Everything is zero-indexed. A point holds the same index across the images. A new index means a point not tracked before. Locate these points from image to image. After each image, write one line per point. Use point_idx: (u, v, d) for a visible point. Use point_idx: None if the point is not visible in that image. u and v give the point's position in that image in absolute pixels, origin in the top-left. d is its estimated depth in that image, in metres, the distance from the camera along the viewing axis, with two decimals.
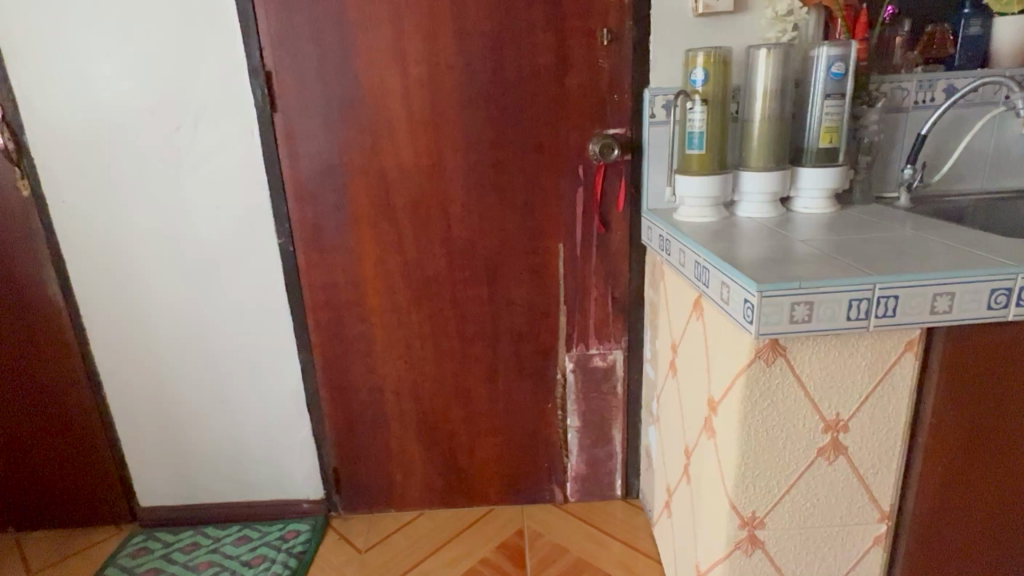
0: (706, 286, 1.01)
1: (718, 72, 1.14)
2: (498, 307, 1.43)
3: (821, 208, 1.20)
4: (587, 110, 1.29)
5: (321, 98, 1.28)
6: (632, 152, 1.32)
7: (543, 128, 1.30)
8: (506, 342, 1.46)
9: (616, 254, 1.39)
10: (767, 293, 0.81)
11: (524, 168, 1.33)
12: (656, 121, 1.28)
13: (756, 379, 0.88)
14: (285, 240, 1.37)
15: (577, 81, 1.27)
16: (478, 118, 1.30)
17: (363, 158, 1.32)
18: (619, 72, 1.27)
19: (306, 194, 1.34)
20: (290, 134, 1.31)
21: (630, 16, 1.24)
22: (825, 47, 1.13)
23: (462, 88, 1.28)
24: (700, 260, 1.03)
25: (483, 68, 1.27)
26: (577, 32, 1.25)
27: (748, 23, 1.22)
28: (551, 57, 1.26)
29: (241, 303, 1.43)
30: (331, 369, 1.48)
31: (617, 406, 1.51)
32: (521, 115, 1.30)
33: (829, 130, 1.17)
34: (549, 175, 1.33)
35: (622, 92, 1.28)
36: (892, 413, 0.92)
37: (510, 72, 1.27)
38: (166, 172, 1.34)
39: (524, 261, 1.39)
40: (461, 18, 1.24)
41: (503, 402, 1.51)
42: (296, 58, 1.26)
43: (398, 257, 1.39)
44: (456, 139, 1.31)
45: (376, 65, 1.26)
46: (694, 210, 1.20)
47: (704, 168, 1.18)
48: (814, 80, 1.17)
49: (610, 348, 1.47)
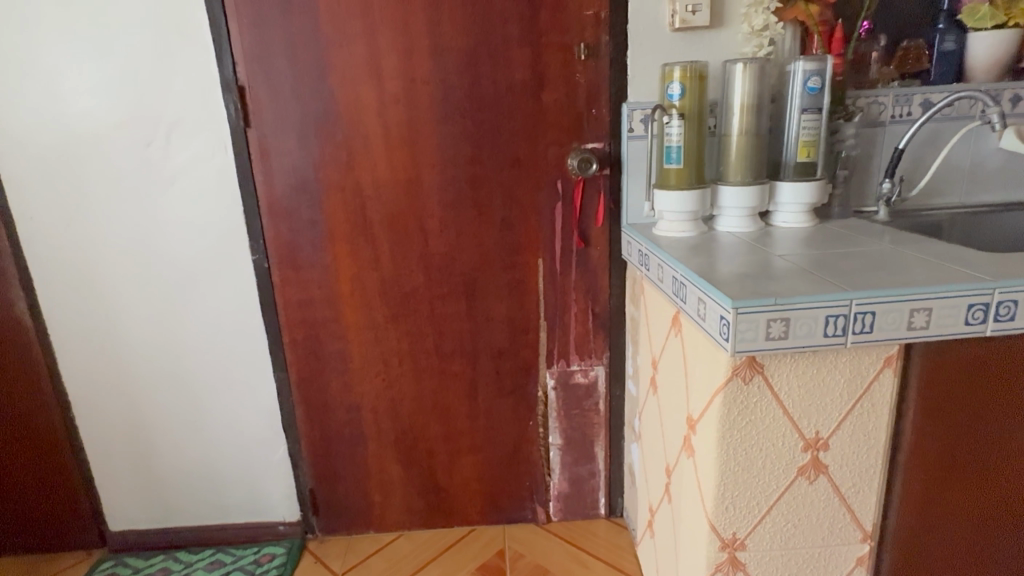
0: (684, 302, 0.99)
1: (694, 88, 1.13)
2: (478, 322, 1.41)
3: (798, 222, 1.21)
4: (565, 125, 1.28)
5: (295, 113, 1.26)
6: (610, 166, 1.30)
7: (523, 144, 1.29)
8: (486, 357, 1.44)
9: (596, 270, 1.38)
10: (742, 310, 0.80)
11: (502, 183, 1.31)
12: (635, 135, 1.27)
13: (734, 398, 0.87)
14: (260, 257, 1.34)
15: (556, 95, 1.27)
16: (455, 132, 1.28)
17: (340, 173, 1.30)
18: (597, 87, 1.26)
19: (281, 210, 1.32)
20: (264, 151, 1.28)
21: (606, 32, 1.23)
22: (801, 62, 1.13)
23: (438, 103, 1.27)
24: (679, 275, 1.02)
25: (459, 82, 1.26)
26: (554, 47, 1.24)
27: (725, 38, 1.22)
28: (528, 71, 1.25)
29: (215, 321, 1.40)
30: (307, 387, 1.45)
31: (599, 423, 1.49)
32: (499, 129, 1.28)
33: (806, 144, 1.16)
34: (528, 190, 1.32)
35: (600, 106, 1.27)
36: (872, 431, 0.90)
37: (487, 87, 1.26)
38: (137, 187, 1.31)
39: (503, 277, 1.38)
40: (437, 31, 1.23)
41: (483, 419, 1.48)
42: (270, 72, 1.24)
43: (375, 272, 1.37)
44: (433, 154, 1.30)
45: (351, 80, 1.25)
46: (674, 224, 1.19)
47: (681, 182, 1.17)
48: (790, 94, 1.16)
49: (591, 364, 1.44)
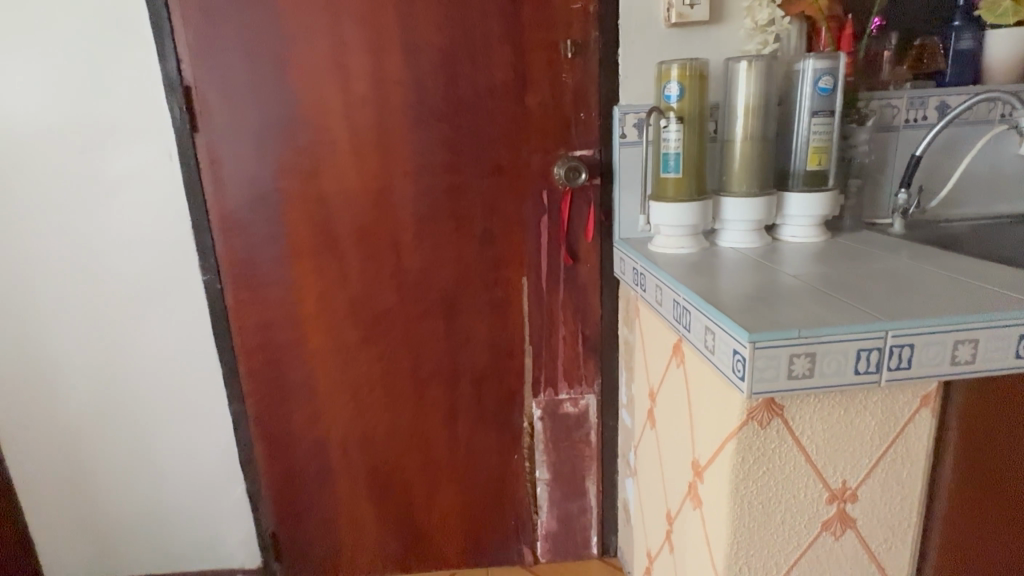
0: (688, 330, 0.87)
1: (695, 88, 1.01)
2: (456, 346, 1.27)
3: (809, 236, 1.10)
4: (551, 131, 1.16)
5: (249, 116, 1.13)
6: (601, 176, 1.18)
7: (505, 150, 1.17)
8: (466, 385, 1.30)
9: (586, 289, 1.25)
10: (761, 345, 0.68)
11: (482, 194, 1.19)
12: (628, 141, 1.15)
13: (750, 444, 0.74)
14: (212, 276, 1.20)
15: (540, 98, 1.15)
16: (429, 138, 1.16)
17: (301, 182, 1.16)
18: (586, 88, 1.14)
19: (235, 225, 1.18)
20: (214, 158, 1.14)
21: (596, 28, 1.12)
22: (811, 60, 1.02)
23: (410, 106, 1.14)
24: (681, 298, 0.90)
25: (434, 82, 1.13)
26: (538, 44, 1.12)
27: (725, 34, 1.11)
28: (510, 70, 1.13)
29: (164, 347, 1.26)
30: (267, 421, 1.30)
31: (591, 456, 1.36)
32: (479, 135, 1.16)
33: (817, 151, 1.05)
34: (510, 201, 1.20)
35: (590, 110, 1.16)
36: (907, 480, 0.78)
37: (464, 88, 1.14)
38: (74, 199, 1.17)
39: (484, 297, 1.24)
40: (408, 26, 1.10)
41: (464, 453, 1.35)
42: (220, 70, 1.10)
43: (343, 292, 1.22)
44: (405, 162, 1.17)
45: (313, 80, 1.12)
46: (672, 239, 1.08)
47: (680, 193, 1.05)
48: (800, 96, 1.05)
49: (582, 392, 1.32)
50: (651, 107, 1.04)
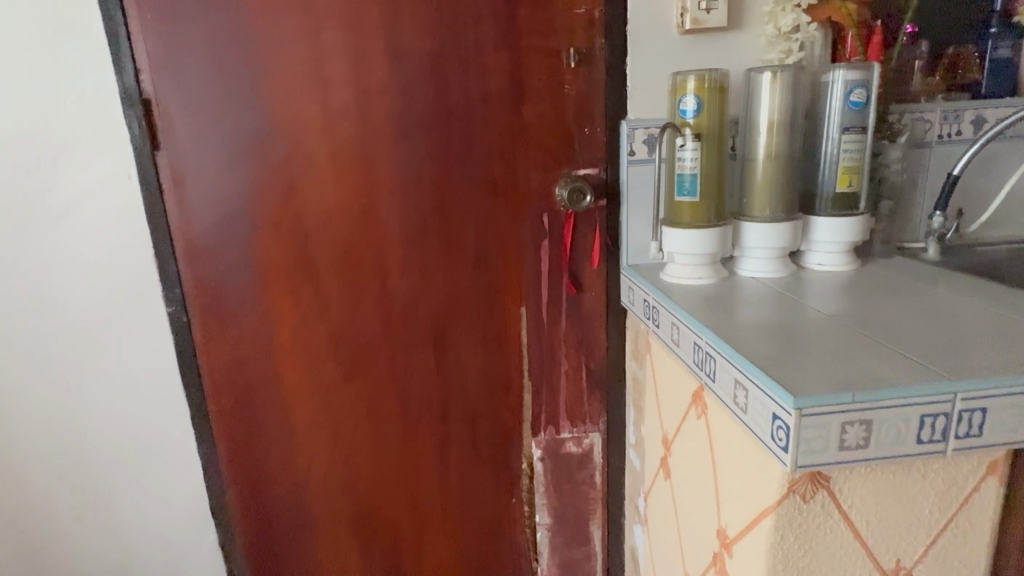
0: (714, 381, 0.76)
1: (714, 102, 0.91)
2: (448, 382, 1.15)
3: (837, 264, 0.99)
4: (552, 147, 1.06)
5: (217, 131, 1.01)
6: (607, 197, 1.08)
7: (502, 168, 1.06)
8: (459, 424, 1.18)
9: (590, 319, 1.14)
10: (809, 413, 0.57)
11: (476, 216, 1.08)
12: (637, 159, 1.05)
13: (790, 521, 0.64)
14: (177, 308, 1.08)
15: (540, 110, 1.04)
16: (417, 154, 1.04)
17: (276, 204, 1.05)
18: (590, 100, 1.04)
19: (202, 252, 1.06)
20: (178, 178, 1.03)
21: (600, 34, 1.01)
22: (841, 70, 0.92)
23: (396, 119, 1.03)
24: (704, 343, 0.78)
25: (422, 93, 1.02)
26: (538, 51, 1.02)
27: (743, 41, 1.00)
28: (507, 80, 1.02)
29: (122, 387, 1.12)
30: (240, 466, 1.17)
31: (595, 499, 1.25)
32: (472, 151, 1.05)
33: (847, 171, 0.95)
34: (507, 224, 1.08)
35: (594, 124, 1.05)
36: (969, 557, 0.68)
37: (456, 100, 1.03)
38: (15, 224, 1.03)
39: (478, 329, 1.13)
40: (394, 31, 1.00)
41: (457, 499, 1.22)
42: (183, 80, 0.99)
43: (323, 324, 1.10)
44: (390, 181, 1.05)
45: (288, 90, 1.00)
46: (687, 268, 0.97)
47: (697, 219, 0.95)
48: (828, 110, 0.95)
49: (586, 431, 1.21)
50: (665, 123, 0.94)
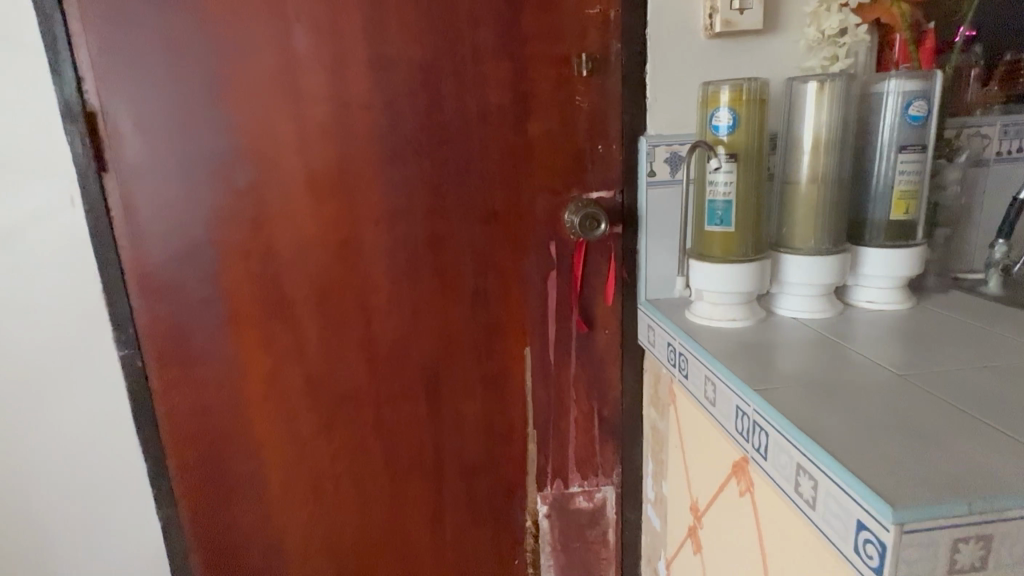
0: (766, 460, 0.61)
1: (753, 117, 0.77)
2: (443, 432, 1.01)
3: (890, 301, 0.86)
4: (560, 167, 0.93)
5: (174, 150, 0.87)
6: (623, 223, 0.95)
7: (504, 192, 0.93)
8: (455, 479, 1.04)
9: (603, 360, 1.01)
10: (912, 528, 0.45)
11: (474, 245, 0.94)
12: (657, 181, 0.92)
13: None
14: (129, 352, 0.93)
15: (546, 125, 0.91)
16: (407, 175, 0.91)
17: (243, 232, 0.90)
18: (604, 114, 0.91)
19: (158, 288, 0.91)
20: (129, 206, 0.88)
21: (616, 39, 0.89)
22: (897, 80, 0.79)
23: (383, 136, 0.89)
24: (752, 413, 0.64)
25: (413, 106, 0.89)
26: (546, 57, 0.88)
27: (779, 47, 0.88)
28: (509, 90, 0.89)
29: (65, 444, 0.96)
30: (204, 530, 1.02)
31: (608, 559, 1.11)
32: (471, 172, 0.92)
33: (904, 196, 0.82)
34: (510, 254, 0.95)
35: (608, 140, 0.92)
36: None
37: (451, 114, 0.89)
38: None
39: (477, 372, 0.99)
40: (381, 34, 0.86)
41: (454, 562, 1.08)
42: (134, 90, 0.85)
43: (298, 367, 0.96)
44: (375, 206, 0.91)
45: (257, 103, 0.86)
46: (719, 308, 0.83)
47: (729, 252, 0.82)
48: (880, 125, 0.82)
49: (597, 484, 1.07)
50: (694, 140, 0.81)
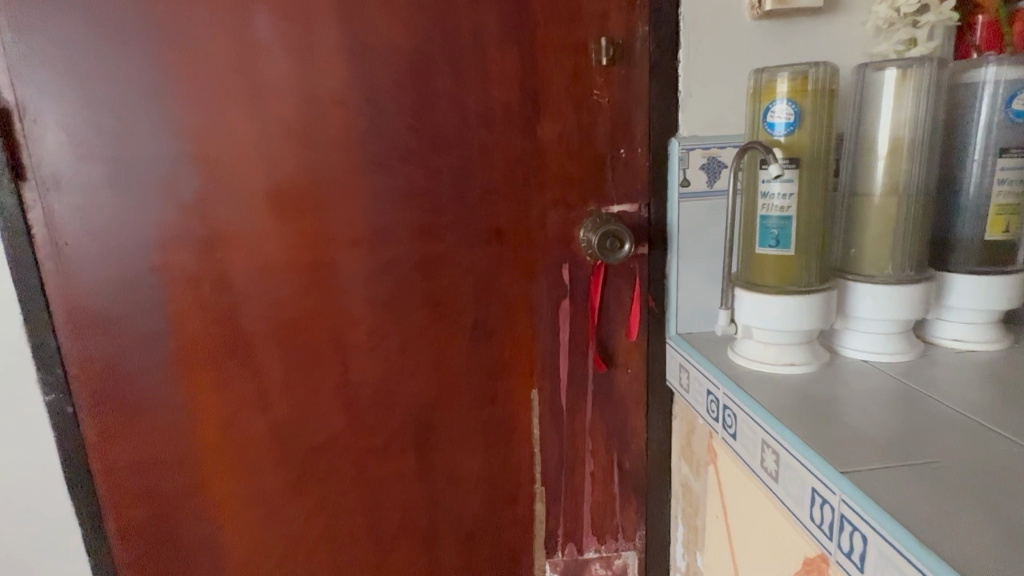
0: (865, 574, 0.47)
1: (820, 112, 0.62)
2: (436, 491, 0.85)
3: (983, 339, 0.69)
4: (575, 176, 0.77)
5: (107, 153, 0.71)
6: (649, 243, 0.80)
7: (509, 205, 0.77)
8: (450, 545, 0.87)
9: (624, 405, 0.85)
10: None
11: (472, 269, 0.78)
12: (690, 192, 0.77)
13: None
14: (56, 398, 0.77)
15: (559, 125, 0.75)
16: (393, 185, 0.75)
17: (193, 253, 0.74)
18: (628, 112, 0.76)
19: (91, 320, 0.75)
20: (54, 223, 0.72)
21: (643, 22, 0.74)
22: (996, 66, 0.64)
23: (362, 138, 0.73)
24: (839, 507, 0.49)
25: (400, 100, 0.73)
26: (560, 41, 0.73)
27: (836, 32, 0.74)
28: (516, 82, 0.74)
29: None
30: None
31: None
32: (470, 181, 0.76)
33: (1002, 211, 0.66)
34: (515, 279, 0.79)
35: (632, 143, 0.77)
36: None
37: (445, 111, 0.74)
38: None
39: (476, 420, 0.83)
40: (361, 13, 0.71)
41: None
42: (54, 80, 0.68)
43: (262, 417, 0.80)
44: (353, 223, 0.75)
45: (210, 97, 0.70)
46: (775, 349, 0.67)
47: (788, 282, 0.66)
48: (972, 122, 0.66)
49: (617, 549, 0.91)
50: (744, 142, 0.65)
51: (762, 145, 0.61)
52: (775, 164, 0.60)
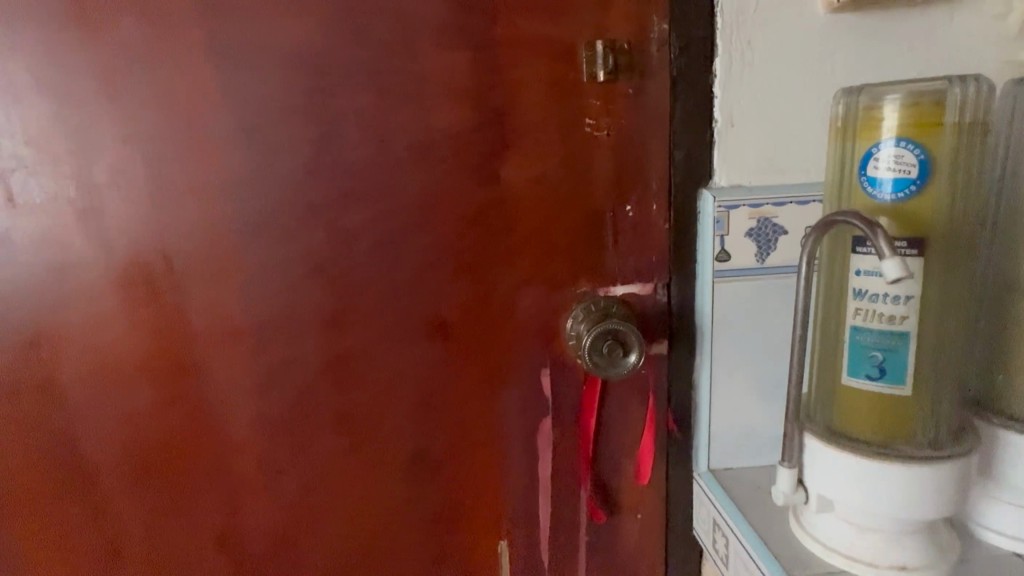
0: None
1: (958, 162, 0.37)
2: None
3: None
4: (563, 242, 0.53)
5: None
6: (668, 338, 0.55)
7: (461, 287, 0.54)
8: None
9: (634, 560, 0.60)
10: None
11: (411, 372, 0.56)
12: (727, 268, 0.53)
13: None
14: None
15: (537, 169, 0.51)
16: (292, 258, 0.53)
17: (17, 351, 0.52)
18: (638, 150, 0.51)
19: None
20: None
21: (661, 16, 0.49)
22: None
23: (250, 191, 0.51)
24: None
25: (301, 137, 0.51)
26: (535, 46, 0.49)
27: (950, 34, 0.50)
28: (472, 108, 0.50)
29: None
30: None
31: None
32: (404, 252, 0.53)
33: None
34: (471, 388, 0.56)
35: (645, 195, 0.52)
36: None
37: (370, 151, 0.51)
38: None
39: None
40: (243, 8, 0.48)
41: None
42: None
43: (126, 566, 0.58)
44: (241, 308, 0.54)
45: (24, 132, 0.49)
46: (871, 541, 0.42)
47: (900, 435, 0.40)
48: None
49: None
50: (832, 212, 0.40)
51: (860, 218, 0.37)
52: (891, 258, 0.35)
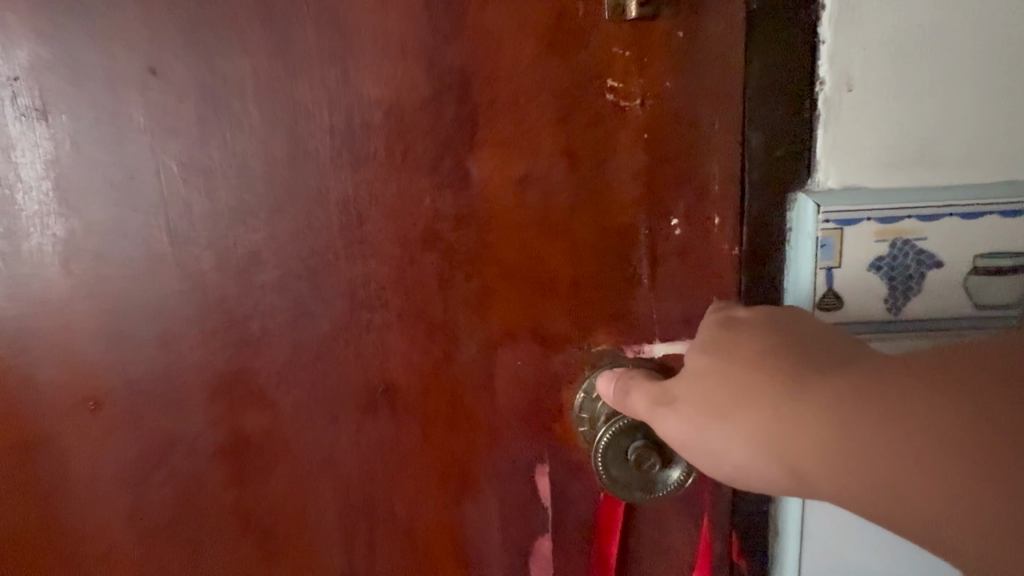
0: None
1: None
2: None
3: None
4: (569, 275, 0.34)
5: None
6: None
7: (415, 346, 0.36)
8: None
9: None
10: None
11: (346, 462, 0.38)
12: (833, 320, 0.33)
13: None
14: None
15: (528, 162, 0.33)
16: (170, 295, 0.36)
17: None
18: (689, 133, 0.32)
19: None
20: None
21: None
22: None
23: (107, 197, 0.35)
24: None
25: (175, 116, 0.33)
26: None
27: None
28: (429, 69, 0.32)
29: None
30: None
31: None
32: (332, 289, 0.35)
33: None
34: (432, 486, 0.38)
35: (699, 205, 0.33)
36: None
37: (277, 137, 0.34)
38: None
39: None
40: None
41: None
42: None
43: None
44: (100, 366, 0.37)
45: None
46: None
47: None
48: None
49: None
50: None
51: None
52: None
